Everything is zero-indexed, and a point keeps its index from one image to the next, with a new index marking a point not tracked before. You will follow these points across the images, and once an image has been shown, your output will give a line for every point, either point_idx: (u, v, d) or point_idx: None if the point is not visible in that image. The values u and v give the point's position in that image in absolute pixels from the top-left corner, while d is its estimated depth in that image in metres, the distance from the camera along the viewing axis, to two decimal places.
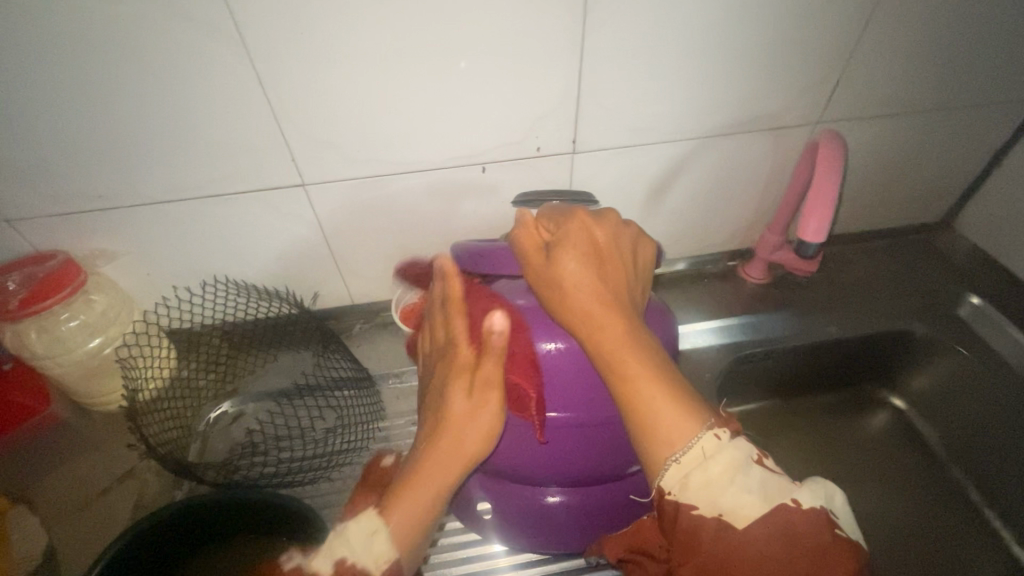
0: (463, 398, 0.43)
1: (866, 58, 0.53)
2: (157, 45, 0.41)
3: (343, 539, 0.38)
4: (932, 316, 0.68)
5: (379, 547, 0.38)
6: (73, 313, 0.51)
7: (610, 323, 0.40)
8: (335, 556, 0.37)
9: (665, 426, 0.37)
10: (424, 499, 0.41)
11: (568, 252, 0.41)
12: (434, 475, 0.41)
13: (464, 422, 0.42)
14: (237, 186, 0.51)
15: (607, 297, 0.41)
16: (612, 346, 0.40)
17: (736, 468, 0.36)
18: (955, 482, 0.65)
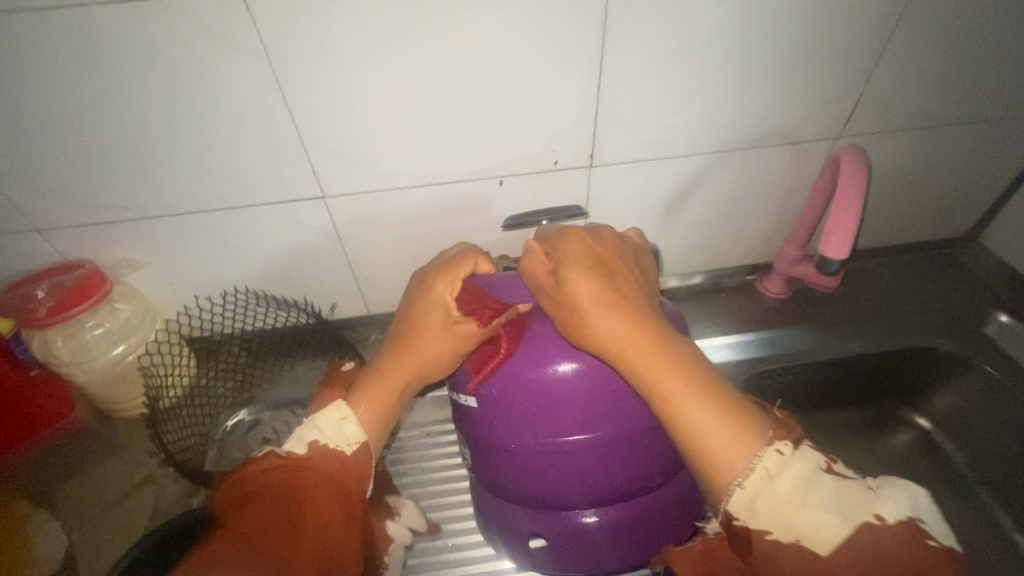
0: (432, 327, 0.46)
1: (887, 73, 0.52)
2: (184, 61, 0.42)
3: (314, 423, 0.44)
4: (957, 333, 0.66)
5: (349, 429, 0.44)
6: (98, 321, 0.53)
7: (633, 337, 0.41)
8: (307, 439, 0.44)
9: (717, 441, 0.37)
10: (386, 399, 0.46)
11: (577, 271, 0.42)
12: (397, 378, 0.47)
13: (433, 350, 0.46)
14: (258, 198, 0.52)
15: (621, 310, 0.41)
16: (643, 361, 0.40)
17: (808, 484, 0.36)
18: (983, 505, 0.63)
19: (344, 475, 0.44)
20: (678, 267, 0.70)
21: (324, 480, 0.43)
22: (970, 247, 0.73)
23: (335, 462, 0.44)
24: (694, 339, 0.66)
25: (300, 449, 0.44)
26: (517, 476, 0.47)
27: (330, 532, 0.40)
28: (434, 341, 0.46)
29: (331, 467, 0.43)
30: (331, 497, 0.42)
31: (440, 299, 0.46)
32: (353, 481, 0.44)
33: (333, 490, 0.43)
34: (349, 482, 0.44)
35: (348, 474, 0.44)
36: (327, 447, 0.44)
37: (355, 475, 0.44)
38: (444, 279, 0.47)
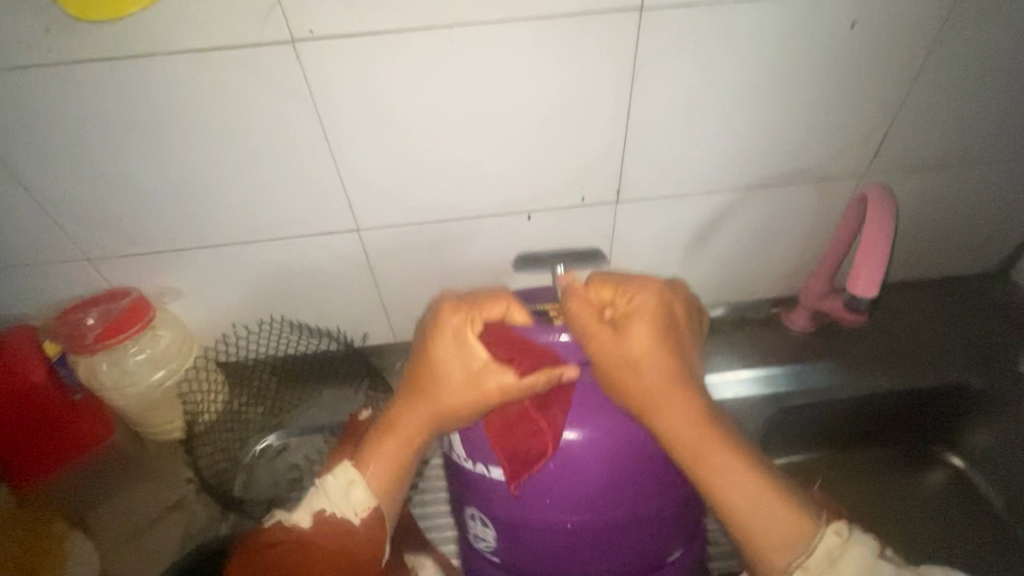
0: (450, 382, 0.43)
1: (912, 111, 0.53)
2: (236, 103, 0.45)
3: (323, 489, 0.42)
4: (990, 371, 0.65)
5: (356, 496, 0.42)
6: (140, 347, 0.55)
7: (686, 403, 0.41)
8: (314, 508, 0.42)
9: (770, 520, 0.37)
10: (397, 460, 0.44)
11: (640, 331, 0.42)
12: (405, 438, 0.44)
13: (455, 409, 0.43)
14: (296, 229, 0.54)
15: (673, 374, 0.42)
16: (690, 431, 0.40)
17: (868, 569, 0.35)
18: (1023, 551, 0.61)
19: (358, 543, 0.42)
20: (702, 299, 0.70)
21: (330, 552, 0.41)
22: (1002, 282, 0.72)
23: (345, 532, 0.42)
24: (719, 372, 0.66)
25: (306, 520, 0.42)
26: (552, 544, 0.45)
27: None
28: (453, 397, 0.43)
29: (337, 535, 0.42)
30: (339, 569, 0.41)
31: (451, 355, 0.43)
32: (365, 550, 0.42)
33: (342, 560, 0.41)
34: (361, 552, 0.42)
35: (359, 543, 0.42)
36: (335, 516, 0.42)
37: (370, 543, 0.42)
38: (450, 334, 0.43)
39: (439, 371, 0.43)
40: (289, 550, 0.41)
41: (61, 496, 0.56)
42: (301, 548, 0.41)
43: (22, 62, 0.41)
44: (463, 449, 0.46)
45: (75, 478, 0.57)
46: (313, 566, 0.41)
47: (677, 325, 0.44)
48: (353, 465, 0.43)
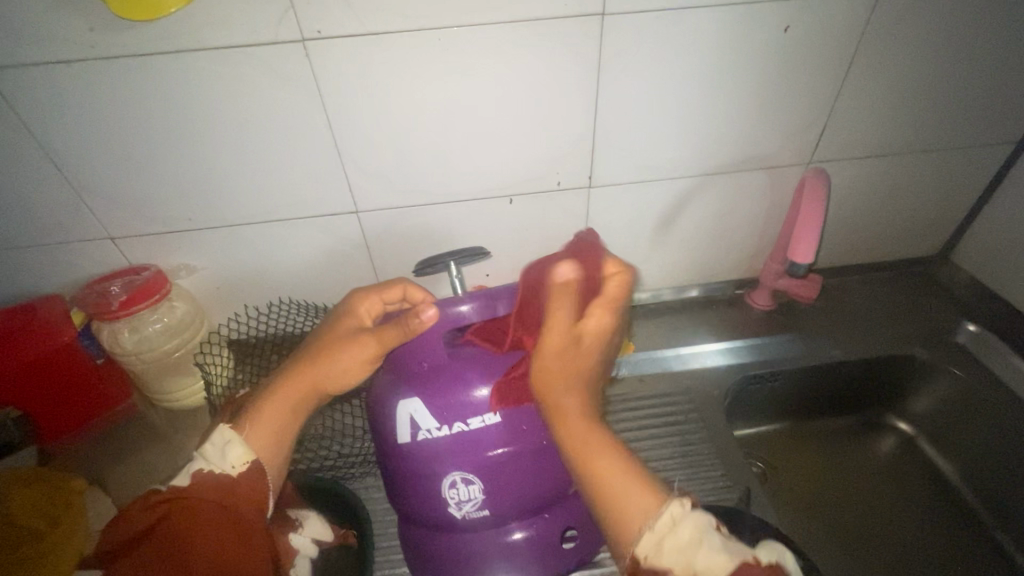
0: (334, 352, 0.46)
1: (847, 106, 0.60)
2: (251, 94, 0.51)
3: (202, 451, 0.43)
4: (931, 343, 0.72)
5: (233, 453, 0.43)
6: (158, 317, 0.61)
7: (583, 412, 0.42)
8: (192, 469, 0.42)
9: (622, 491, 0.38)
10: (276, 422, 0.45)
11: (564, 344, 0.44)
12: (288, 397, 0.46)
13: (335, 379, 0.46)
14: (300, 210, 0.60)
15: (582, 386, 0.43)
16: (580, 429, 0.41)
17: (703, 533, 0.35)
18: (964, 503, 0.67)
19: (241, 499, 0.42)
20: (673, 281, 0.76)
21: (209, 508, 0.40)
22: (944, 266, 0.79)
23: (226, 490, 0.42)
24: (688, 346, 0.72)
25: (184, 481, 0.42)
26: (528, 484, 0.47)
27: (226, 556, 0.38)
28: (336, 361, 0.46)
29: (218, 492, 0.41)
30: (219, 524, 0.40)
31: (360, 317, 0.48)
32: (251, 508, 0.42)
33: (225, 517, 0.40)
34: (245, 507, 0.42)
35: (242, 493, 0.42)
36: (212, 473, 0.42)
37: (254, 500, 0.42)
38: (372, 299, 0.49)
39: (338, 331, 0.47)
40: (170, 510, 0.40)
41: (78, 456, 0.62)
42: (181, 505, 0.40)
43: (65, 57, 0.47)
44: (432, 420, 0.44)
45: (92, 447, 0.63)
46: (193, 529, 0.39)
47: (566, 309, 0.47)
48: (231, 427, 0.44)
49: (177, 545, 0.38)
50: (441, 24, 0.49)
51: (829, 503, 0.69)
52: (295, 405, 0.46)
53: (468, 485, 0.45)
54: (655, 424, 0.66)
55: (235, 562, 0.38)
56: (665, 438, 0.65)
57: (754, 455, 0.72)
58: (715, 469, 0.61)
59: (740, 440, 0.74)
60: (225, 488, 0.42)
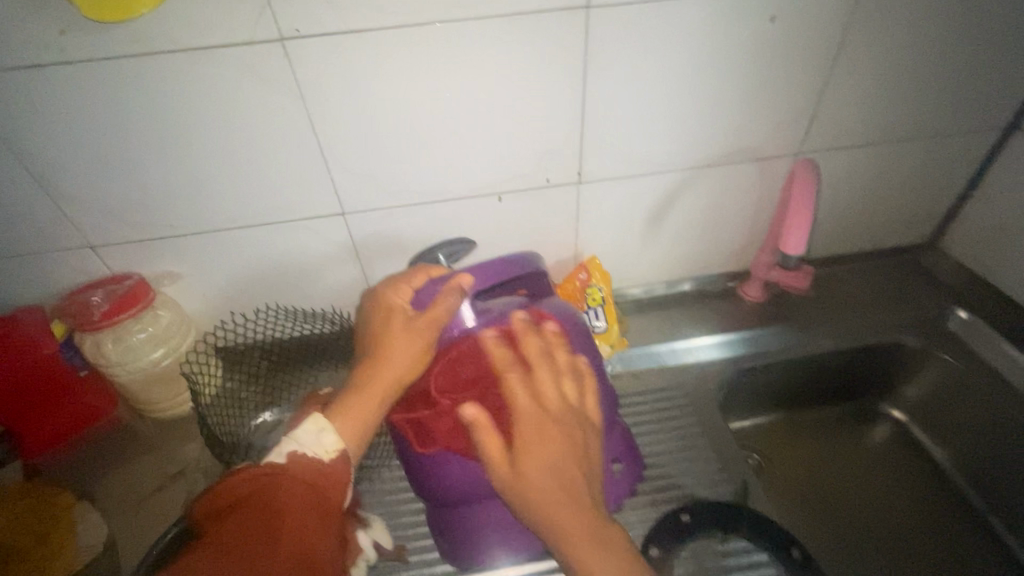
0: (393, 341, 0.48)
1: (834, 96, 0.60)
2: (230, 97, 0.50)
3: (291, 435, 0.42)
4: (923, 330, 0.72)
5: (328, 438, 0.43)
6: (142, 326, 0.59)
7: (573, 496, 0.39)
8: (286, 449, 0.41)
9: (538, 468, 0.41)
10: (367, 409, 0.45)
11: (525, 422, 0.42)
12: (376, 386, 0.46)
13: (399, 367, 0.47)
14: (285, 214, 0.59)
15: (569, 467, 0.40)
16: (571, 522, 0.39)
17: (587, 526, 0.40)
18: (957, 489, 0.68)
19: (327, 487, 0.40)
20: (666, 275, 0.76)
21: (300, 489, 0.39)
22: (933, 253, 0.79)
23: (316, 474, 0.41)
24: (683, 339, 0.72)
25: (279, 460, 0.40)
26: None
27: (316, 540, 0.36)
28: (404, 346, 0.47)
29: (308, 476, 0.40)
30: (313, 506, 0.38)
31: (398, 304, 0.50)
32: (334, 494, 0.41)
33: (313, 499, 0.39)
34: (332, 494, 0.40)
35: (329, 482, 0.41)
36: (307, 457, 0.41)
37: (337, 486, 0.41)
38: (403, 288, 0.51)
39: (390, 320, 0.49)
40: (259, 486, 0.38)
41: (68, 469, 0.61)
42: (274, 481, 0.39)
43: (35, 62, 0.45)
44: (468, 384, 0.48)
45: (81, 460, 0.62)
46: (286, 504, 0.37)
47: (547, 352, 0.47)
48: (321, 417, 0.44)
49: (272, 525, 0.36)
50: (424, 20, 0.48)
51: (824, 492, 0.69)
52: (382, 393, 0.46)
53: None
54: (651, 418, 0.66)
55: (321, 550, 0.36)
56: (658, 433, 0.64)
57: (749, 446, 0.72)
58: (710, 461, 0.61)
59: (736, 432, 0.74)
60: (321, 473, 0.41)
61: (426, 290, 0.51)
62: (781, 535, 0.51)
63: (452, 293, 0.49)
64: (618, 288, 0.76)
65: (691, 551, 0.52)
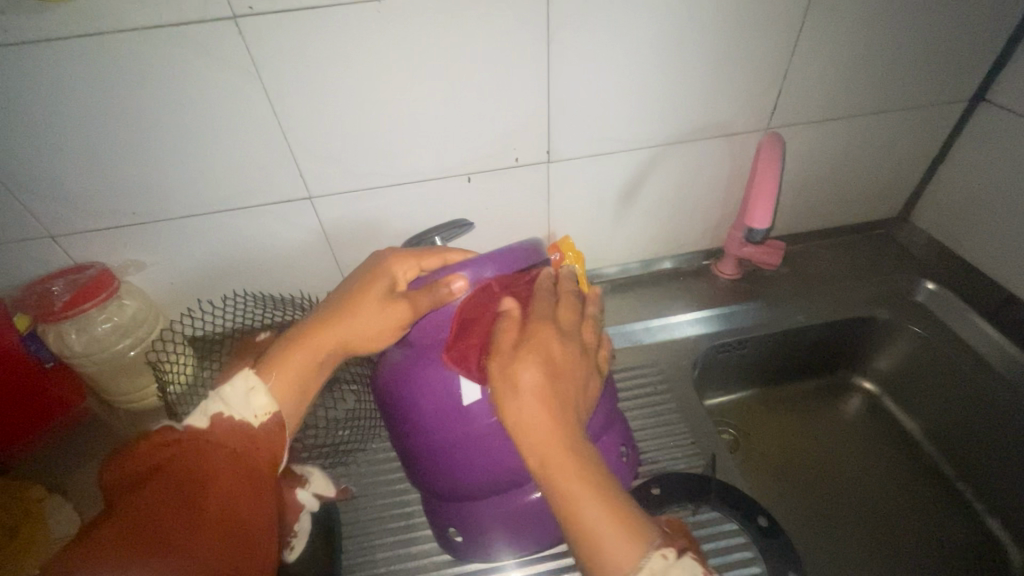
0: (364, 312, 0.45)
1: (801, 71, 0.60)
2: (186, 77, 0.48)
3: (220, 395, 0.41)
4: (892, 303, 0.74)
5: (257, 401, 0.42)
6: (107, 316, 0.58)
7: (560, 415, 0.39)
8: (212, 412, 0.40)
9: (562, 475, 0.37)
10: (303, 376, 0.45)
11: (543, 334, 0.42)
12: (321, 349, 0.45)
13: (361, 340, 0.46)
14: (250, 200, 0.58)
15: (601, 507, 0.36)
16: (556, 435, 0.38)
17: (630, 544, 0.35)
18: (927, 459, 0.69)
19: (253, 450, 0.41)
20: (641, 255, 0.76)
21: (228, 458, 0.39)
22: (903, 226, 0.80)
23: (243, 438, 0.41)
24: (659, 318, 0.73)
25: (201, 422, 0.40)
26: None
27: (241, 500, 0.37)
28: (371, 323, 0.45)
29: (235, 439, 0.40)
30: (238, 472, 0.39)
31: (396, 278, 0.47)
32: (263, 454, 0.41)
33: (238, 464, 0.39)
34: (261, 456, 0.41)
35: (259, 446, 0.41)
36: (232, 420, 0.41)
37: (269, 449, 0.42)
38: (412, 264, 0.48)
39: (372, 289, 0.46)
40: (180, 451, 0.38)
41: (39, 463, 0.60)
42: (196, 447, 0.39)
43: None
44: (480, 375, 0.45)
45: (51, 454, 0.61)
46: (207, 468, 0.38)
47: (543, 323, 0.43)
48: (255, 372, 0.43)
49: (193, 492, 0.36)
50: None
51: (800, 464, 0.70)
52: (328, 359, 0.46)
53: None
54: (627, 395, 0.66)
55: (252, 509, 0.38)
56: (634, 409, 0.65)
57: (724, 422, 0.74)
58: (685, 437, 0.61)
59: (710, 409, 0.75)
60: (244, 436, 0.41)
61: (432, 273, 0.47)
62: (749, 506, 0.52)
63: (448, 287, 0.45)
64: (594, 268, 0.76)
65: (665, 524, 0.53)
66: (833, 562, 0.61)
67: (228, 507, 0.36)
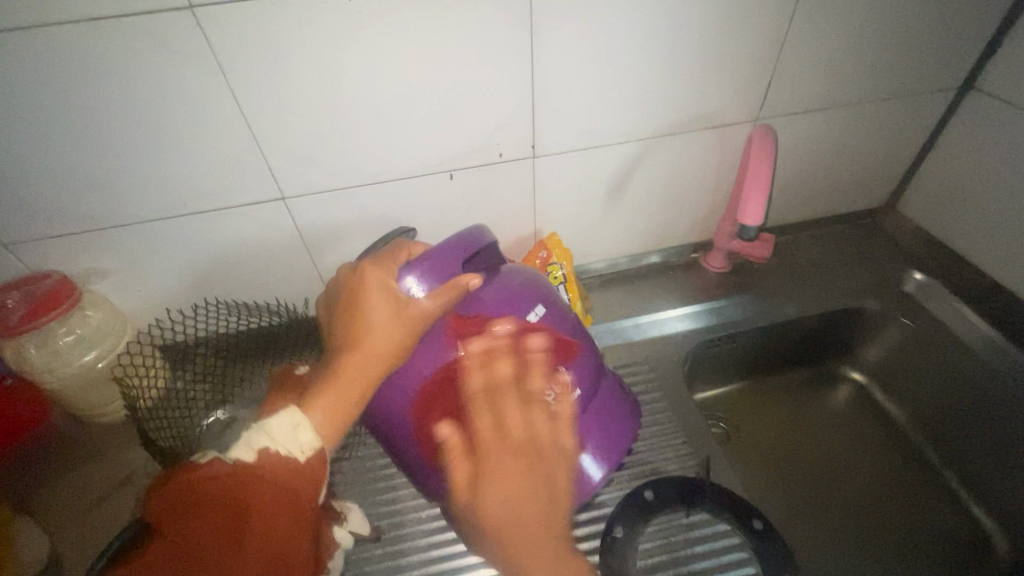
0: (375, 323, 0.42)
1: (791, 60, 0.58)
2: (142, 72, 0.45)
3: (265, 429, 0.39)
4: (881, 294, 0.73)
5: (305, 437, 0.40)
6: (68, 329, 0.54)
7: (525, 517, 0.41)
8: (257, 445, 0.38)
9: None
10: (343, 403, 0.42)
11: (495, 448, 0.43)
12: (349, 374, 0.42)
13: (382, 355, 0.42)
14: (218, 202, 0.54)
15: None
16: (529, 543, 0.40)
17: None
18: (914, 447, 0.70)
19: (298, 486, 0.39)
20: (630, 249, 0.74)
21: (271, 491, 0.37)
22: (890, 215, 0.80)
23: (286, 469, 0.38)
24: (648, 314, 0.71)
25: (248, 456, 0.38)
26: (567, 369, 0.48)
27: (282, 544, 0.36)
28: (388, 332, 0.42)
29: (279, 474, 0.38)
30: (280, 507, 0.37)
31: (390, 285, 0.43)
32: (308, 491, 0.39)
33: (283, 495, 0.38)
34: (305, 490, 0.39)
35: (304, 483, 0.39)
36: (278, 454, 0.39)
37: (313, 487, 0.39)
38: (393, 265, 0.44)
39: (369, 299, 0.43)
40: (228, 484, 0.36)
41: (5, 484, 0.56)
42: (239, 481, 0.37)
43: None
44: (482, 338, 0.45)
45: (17, 474, 0.57)
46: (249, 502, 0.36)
47: (506, 394, 0.45)
48: (299, 409, 0.41)
49: (238, 527, 0.35)
50: None
51: (790, 455, 0.70)
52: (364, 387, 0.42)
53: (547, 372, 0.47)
54: None
55: (289, 546, 0.36)
56: None
57: (715, 417, 0.73)
58: (677, 438, 0.59)
59: (701, 404, 0.74)
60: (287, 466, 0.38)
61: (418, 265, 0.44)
62: (743, 507, 0.52)
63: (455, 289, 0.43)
64: (582, 265, 0.74)
65: (661, 526, 0.52)
66: (821, 554, 0.61)
67: (268, 550, 0.35)
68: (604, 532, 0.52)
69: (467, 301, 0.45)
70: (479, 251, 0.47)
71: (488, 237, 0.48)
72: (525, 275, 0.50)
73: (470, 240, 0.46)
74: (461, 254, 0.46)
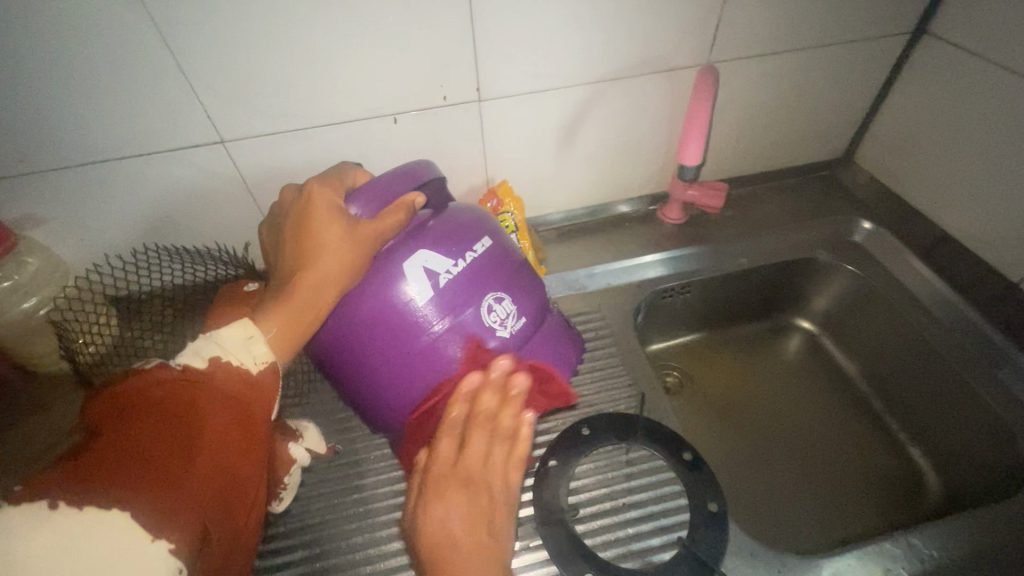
0: (322, 243, 0.42)
1: (740, 0, 0.57)
2: (54, 3, 0.43)
3: (216, 339, 0.39)
4: (832, 245, 0.74)
5: (258, 348, 0.40)
6: (5, 275, 0.55)
7: (463, 542, 0.39)
8: (207, 353, 0.38)
9: None
10: (295, 321, 0.41)
11: (448, 475, 0.42)
12: (298, 292, 0.41)
13: (330, 277, 0.42)
14: (152, 146, 0.53)
15: None
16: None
17: None
18: (859, 395, 0.72)
19: (251, 398, 0.39)
20: (586, 200, 0.74)
21: (224, 404, 0.37)
22: (847, 167, 0.80)
23: (241, 383, 0.39)
24: (602, 264, 0.72)
25: (198, 364, 0.38)
26: (520, 301, 0.47)
27: (234, 454, 0.36)
28: (336, 254, 0.41)
29: (233, 388, 0.38)
30: (234, 420, 0.37)
31: (337, 208, 0.43)
32: (262, 405, 0.40)
33: (236, 408, 0.38)
34: (258, 405, 0.39)
35: (254, 396, 0.39)
36: (231, 364, 0.39)
37: (264, 398, 0.40)
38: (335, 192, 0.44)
39: (315, 221, 0.42)
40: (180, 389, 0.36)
41: None
42: (190, 388, 0.36)
43: None
44: (439, 263, 0.44)
45: None
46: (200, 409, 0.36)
47: (479, 420, 0.45)
48: (251, 321, 0.41)
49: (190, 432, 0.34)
50: None
51: (738, 402, 0.72)
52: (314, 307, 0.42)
53: (502, 303, 0.46)
54: None
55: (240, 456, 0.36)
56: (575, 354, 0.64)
57: (668, 366, 0.75)
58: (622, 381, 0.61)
59: (656, 355, 0.76)
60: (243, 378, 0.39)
61: (364, 191, 0.44)
62: (675, 443, 0.54)
63: (401, 210, 0.43)
64: (538, 216, 0.74)
65: (597, 462, 0.54)
66: (751, 494, 0.64)
67: (220, 458, 0.35)
68: (541, 462, 0.54)
69: (414, 229, 0.45)
70: (422, 184, 0.46)
71: (434, 168, 0.47)
72: (472, 212, 0.49)
73: (413, 173, 0.46)
74: (405, 186, 0.45)
